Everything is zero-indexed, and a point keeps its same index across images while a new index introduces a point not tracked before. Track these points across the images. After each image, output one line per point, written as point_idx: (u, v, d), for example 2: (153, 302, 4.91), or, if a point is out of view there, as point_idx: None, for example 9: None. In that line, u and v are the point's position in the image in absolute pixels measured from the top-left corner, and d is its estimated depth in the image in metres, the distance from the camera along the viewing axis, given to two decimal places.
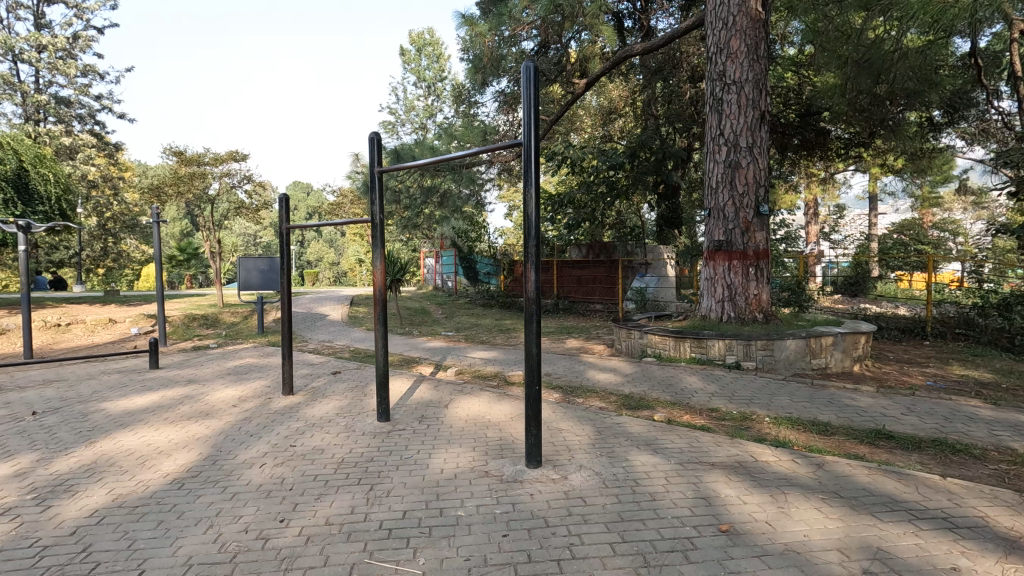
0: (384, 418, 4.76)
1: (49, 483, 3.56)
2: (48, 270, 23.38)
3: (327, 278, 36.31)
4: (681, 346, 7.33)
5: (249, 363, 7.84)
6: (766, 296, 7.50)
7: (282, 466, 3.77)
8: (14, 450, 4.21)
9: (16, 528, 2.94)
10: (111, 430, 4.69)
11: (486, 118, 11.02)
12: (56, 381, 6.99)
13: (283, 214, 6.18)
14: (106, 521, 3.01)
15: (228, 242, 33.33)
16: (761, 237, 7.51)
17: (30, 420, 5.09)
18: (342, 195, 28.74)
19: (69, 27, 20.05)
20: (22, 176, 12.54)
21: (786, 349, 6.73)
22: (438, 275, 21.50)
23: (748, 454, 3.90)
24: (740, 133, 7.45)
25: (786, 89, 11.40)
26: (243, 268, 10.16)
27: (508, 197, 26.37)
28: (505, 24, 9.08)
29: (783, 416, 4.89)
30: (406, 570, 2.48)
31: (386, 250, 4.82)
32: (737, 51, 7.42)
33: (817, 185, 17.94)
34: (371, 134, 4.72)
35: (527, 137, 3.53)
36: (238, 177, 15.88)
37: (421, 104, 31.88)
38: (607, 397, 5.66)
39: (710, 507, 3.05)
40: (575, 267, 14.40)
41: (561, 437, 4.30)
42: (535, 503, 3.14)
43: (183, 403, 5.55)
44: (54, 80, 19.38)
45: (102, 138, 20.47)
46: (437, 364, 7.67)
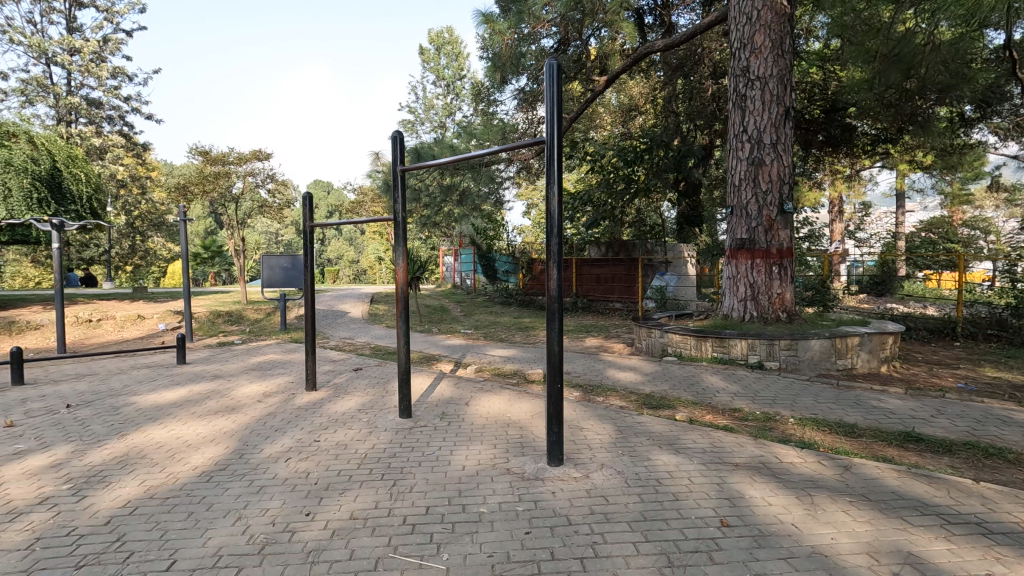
0: (406, 415, 4.79)
1: (84, 474, 3.67)
2: (80, 267, 24.06)
3: (347, 276, 36.52)
4: (702, 345, 7.25)
5: (272, 359, 7.96)
6: (790, 295, 7.36)
7: (307, 461, 3.83)
8: (50, 442, 4.35)
9: (53, 517, 3.04)
10: (142, 423, 4.82)
11: (505, 117, 10.97)
12: (88, 376, 7.19)
13: (306, 213, 6.27)
14: (139, 512, 3.09)
15: (251, 240, 33.88)
16: (785, 235, 7.38)
17: (64, 412, 5.26)
18: (362, 193, 28.99)
19: (100, 30, 20.56)
20: (56, 175, 12.92)
21: (810, 349, 6.62)
22: (458, 274, 21.65)
23: (772, 455, 3.85)
24: (764, 129, 7.33)
25: (810, 84, 11.20)
26: (266, 266, 10.32)
27: (527, 195, 26.29)
28: (525, 21, 9.14)
29: (808, 417, 4.83)
30: (430, 565, 2.50)
31: (408, 247, 4.83)
32: (761, 47, 7.31)
33: (842, 183, 17.59)
34: (394, 133, 4.77)
35: (550, 135, 3.52)
36: (261, 177, 16.18)
37: (440, 103, 32.02)
38: (627, 396, 5.62)
39: (735, 508, 3.02)
40: (594, 265, 14.35)
41: (582, 436, 4.29)
42: (556, 501, 3.14)
43: (210, 398, 5.67)
44: (85, 82, 19.89)
45: (131, 138, 20.99)
46: (457, 361, 7.72)
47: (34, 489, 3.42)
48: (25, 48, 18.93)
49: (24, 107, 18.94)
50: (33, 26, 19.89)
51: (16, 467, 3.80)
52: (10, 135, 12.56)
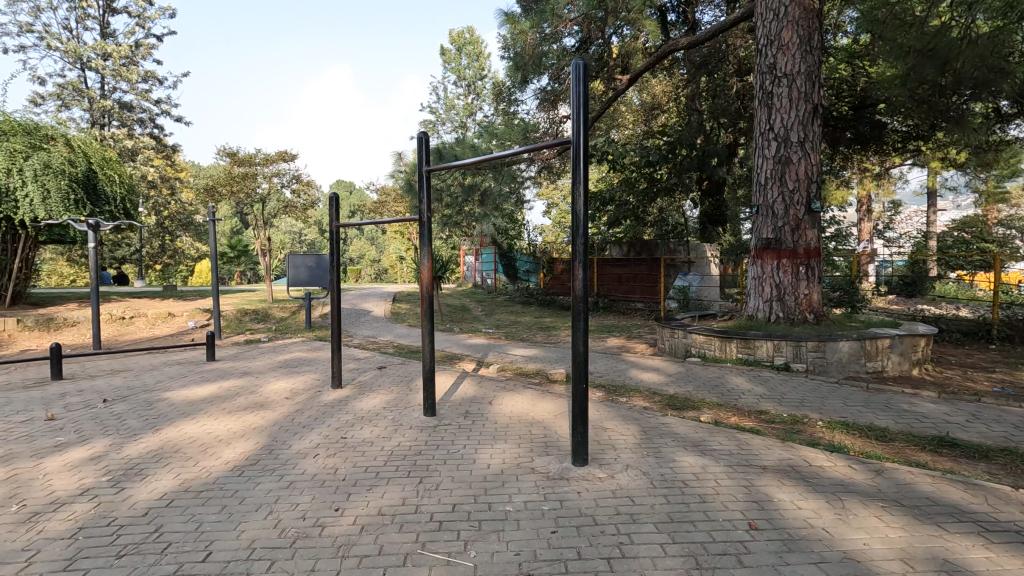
0: (430, 413, 4.84)
1: (122, 467, 3.79)
2: (113, 266, 24.83)
3: (369, 275, 36.90)
4: (727, 346, 7.16)
5: (299, 357, 8.11)
6: (817, 296, 7.22)
7: (334, 457, 3.89)
8: (89, 435, 4.50)
9: (94, 508, 3.14)
10: (174, 419, 4.95)
11: (526, 116, 10.90)
12: (122, 371, 7.41)
13: (333, 213, 6.37)
14: (174, 504, 3.18)
15: (276, 239, 34.48)
16: (813, 235, 7.24)
17: (101, 406, 5.44)
18: (384, 193, 29.24)
19: (131, 35, 21.11)
20: (92, 177, 13.37)
21: (838, 351, 6.49)
22: (478, 273, 21.79)
23: (801, 458, 3.79)
24: (791, 127, 7.22)
25: (839, 80, 10.95)
26: (292, 266, 10.50)
27: (547, 195, 26.10)
28: (548, 21, 9.13)
29: (838, 420, 4.74)
30: (458, 562, 2.53)
31: (433, 248, 4.86)
32: (788, 44, 7.19)
33: (870, 182, 17.22)
34: (420, 134, 4.82)
35: (576, 135, 3.52)
36: (286, 178, 16.51)
37: (461, 103, 32.15)
38: (651, 397, 5.59)
39: (764, 511, 2.99)
40: (616, 265, 14.38)
41: (607, 436, 4.29)
42: (582, 501, 3.14)
43: (239, 395, 5.80)
44: (117, 85, 20.45)
45: (161, 140, 21.58)
46: (480, 360, 7.78)
47: (75, 481, 3.54)
48: (61, 53, 19.58)
49: (60, 111, 19.60)
50: (69, 31, 20.56)
51: (58, 459, 3.94)
52: (48, 138, 12.99)
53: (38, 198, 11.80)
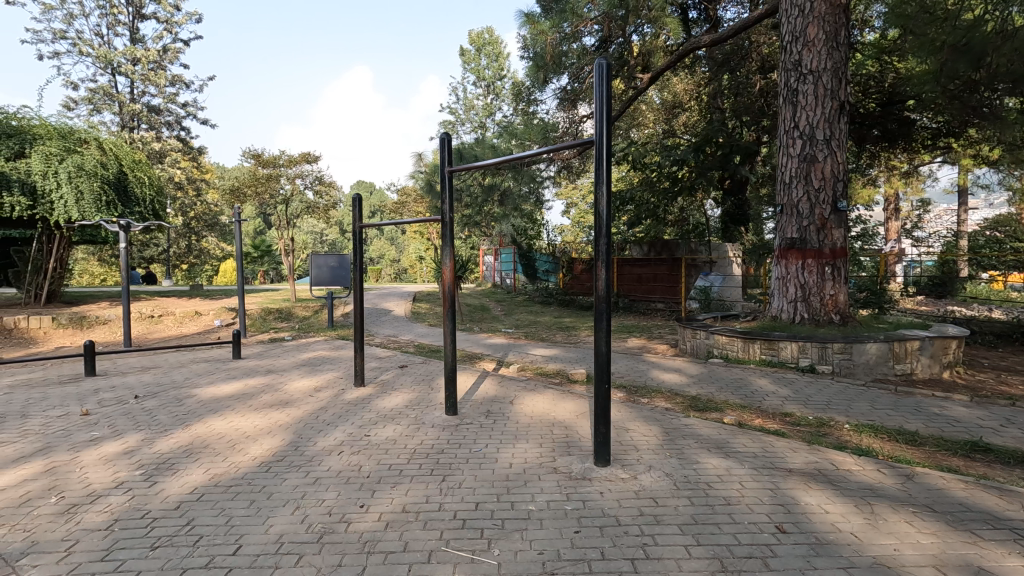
0: (452, 412, 4.87)
1: (154, 461, 3.89)
2: (141, 265, 25.43)
3: (389, 275, 37.19)
4: (750, 347, 7.06)
5: (322, 355, 8.23)
6: (843, 297, 7.08)
7: (359, 454, 3.95)
8: (122, 430, 4.64)
9: (129, 500, 3.24)
10: (203, 415, 5.07)
11: (546, 116, 10.82)
12: (151, 368, 7.60)
13: (356, 214, 6.45)
14: (205, 498, 3.26)
15: (299, 239, 35.04)
16: (839, 235, 7.10)
17: (133, 402, 5.59)
18: (404, 194, 29.47)
19: (159, 40, 21.66)
20: (123, 179, 13.75)
21: (866, 353, 6.36)
22: (497, 274, 21.87)
23: (828, 462, 3.73)
24: (817, 125, 7.09)
25: (866, 77, 10.75)
26: (315, 266, 10.61)
27: (565, 195, 25.91)
28: (568, 20, 9.09)
29: (865, 423, 4.65)
30: (482, 560, 2.55)
31: (455, 248, 4.89)
32: (814, 40, 7.07)
33: (898, 180, 16.83)
34: (443, 135, 4.85)
35: (599, 135, 3.52)
36: (309, 179, 16.75)
37: (481, 103, 32.23)
38: (673, 397, 5.55)
39: (790, 514, 2.95)
40: (636, 265, 14.24)
41: (629, 436, 4.28)
42: (605, 501, 3.14)
43: (265, 392, 5.92)
44: (146, 89, 20.95)
45: (187, 143, 22.09)
46: (500, 360, 7.81)
47: (110, 474, 3.66)
48: (92, 59, 20.17)
49: (91, 115, 20.20)
50: (101, 37, 21.18)
51: (93, 453, 4.07)
52: (82, 141, 13.35)
53: (72, 199, 12.19)
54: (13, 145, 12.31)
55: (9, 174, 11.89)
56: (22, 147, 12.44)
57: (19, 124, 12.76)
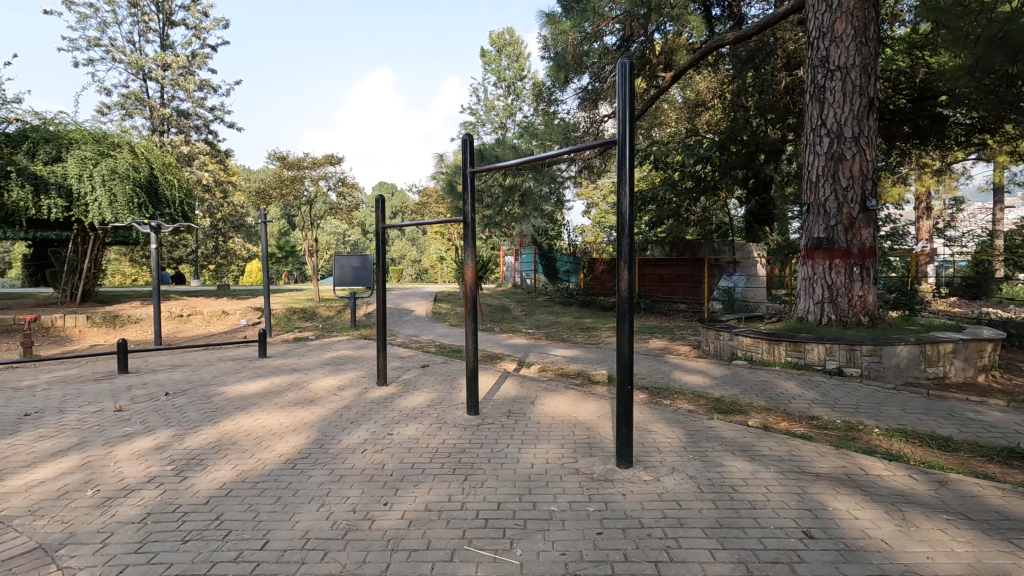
0: (473, 411, 4.89)
1: (184, 457, 3.99)
2: (171, 266, 26.07)
3: (410, 275, 37.48)
4: (775, 349, 6.94)
5: (345, 354, 8.34)
6: (872, 298, 6.92)
7: (382, 453, 3.99)
8: (153, 426, 4.76)
9: (160, 495, 3.33)
10: (231, 412, 5.18)
11: (566, 116, 10.78)
12: (181, 366, 7.78)
13: (379, 215, 6.52)
14: (233, 494, 3.33)
15: (322, 240, 35.56)
16: (868, 235, 6.94)
17: (163, 399, 5.74)
18: (425, 195, 29.70)
19: (188, 46, 22.22)
20: (153, 182, 14.13)
21: (896, 356, 6.21)
22: (517, 274, 21.89)
23: (857, 467, 3.65)
24: (845, 122, 6.95)
25: (896, 72, 10.46)
26: (338, 266, 10.74)
27: (586, 195, 25.80)
28: (590, 20, 9.02)
29: (896, 428, 4.53)
30: (504, 559, 2.55)
31: (477, 248, 4.91)
32: (842, 36, 6.92)
33: (930, 178, 16.37)
34: (464, 136, 4.87)
35: (622, 135, 3.50)
36: (333, 180, 16.99)
37: (501, 104, 32.30)
38: (696, 399, 5.49)
39: (818, 520, 2.90)
40: (658, 265, 14.11)
41: (651, 438, 4.24)
42: (627, 503, 3.12)
43: (290, 390, 6.02)
44: (175, 94, 21.49)
45: (215, 146, 22.61)
46: (521, 360, 7.81)
47: (143, 469, 3.76)
48: (125, 65, 20.77)
49: (124, 120, 20.80)
50: (132, 44, 21.80)
51: (126, 448, 4.19)
52: (115, 146, 13.74)
53: (106, 201, 12.58)
54: (50, 149, 12.72)
55: (47, 177, 12.30)
56: (59, 151, 12.86)
57: (56, 129, 13.18)
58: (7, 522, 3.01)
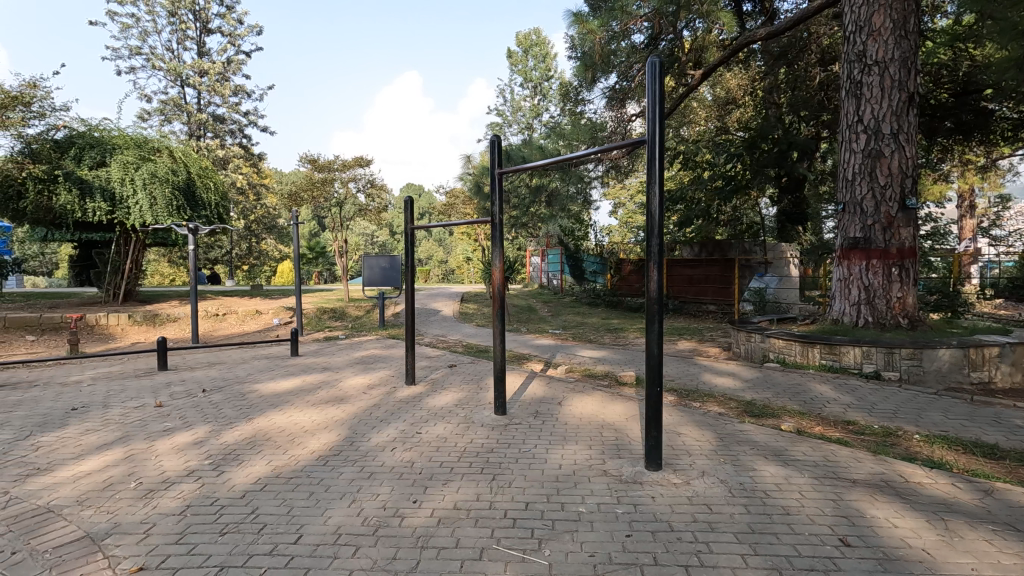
0: (500, 411, 4.90)
1: (220, 452, 4.10)
2: (207, 266, 26.87)
3: (437, 275, 37.82)
4: (808, 352, 6.76)
5: (374, 354, 8.48)
6: (912, 299, 6.69)
7: (411, 451, 4.04)
8: (192, 421, 4.92)
9: (199, 488, 3.44)
10: (265, 409, 5.31)
11: (594, 116, 10.72)
12: (217, 364, 8.02)
13: (407, 217, 6.59)
14: (267, 488, 3.42)
15: (352, 241, 36.17)
16: (908, 234, 6.71)
17: (200, 396, 5.93)
18: (452, 196, 29.93)
19: (224, 53, 22.86)
20: (191, 185, 14.59)
21: (938, 359, 6.00)
22: (544, 274, 21.88)
23: (896, 473, 3.54)
24: (883, 118, 6.74)
25: (938, 65, 10.09)
26: (367, 266, 10.89)
27: (613, 194, 25.58)
28: (618, 18, 8.94)
29: (937, 434, 4.38)
30: (532, 560, 2.56)
31: (505, 249, 4.92)
32: (880, 29, 6.72)
33: (974, 175, 15.76)
34: (492, 137, 4.90)
35: (651, 134, 3.47)
36: (362, 182, 17.24)
37: (528, 104, 32.33)
38: (726, 402, 5.40)
39: (854, 527, 2.82)
40: (687, 265, 13.93)
41: (680, 441, 4.19)
42: (657, 506, 3.09)
43: (321, 388, 6.14)
44: (211, 100, 22.14)
45: (249, 150, 23.23)
46: (548, 361, 7.79)
47: (182, 463, 3.89)
48: (164, 72, 21.51)
49: (163, 125, 21.55)
50: (171, 52, 22.55)
51: (167, 442, 4.34)
52: (155, 150, 14.22)
53: (146, 204, 13.03)
54: (95, 155, 13.22)
55: (92, 181, 12.79)
56: (103, 157, 13.35)
57: (101, 135, 13.70)
58: (58, 511, 3.15)
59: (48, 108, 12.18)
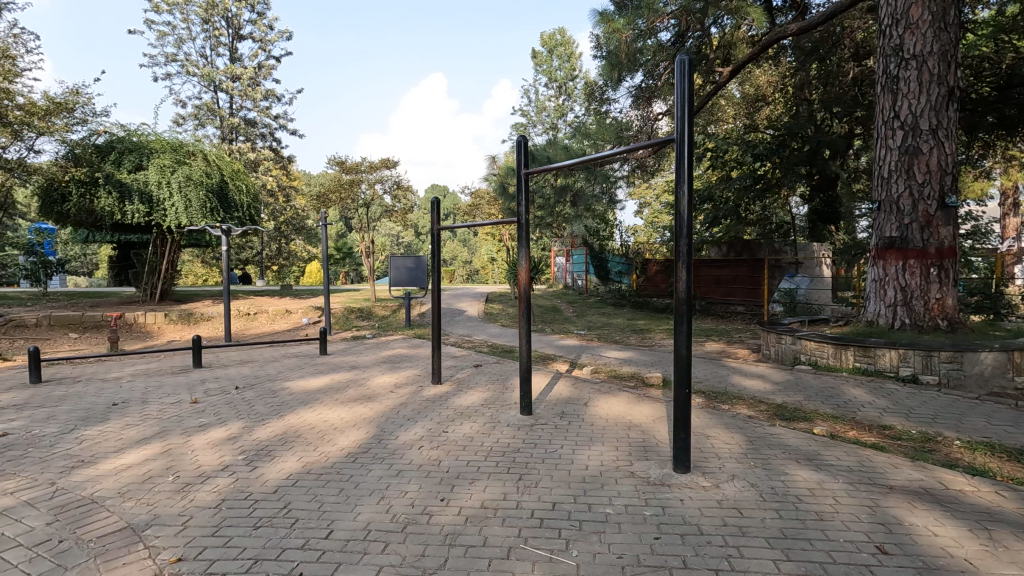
0: (526, 411, 4.90)
1: (253, 448, 4.21)
2: (238, 267, 27.53)
3: (461, 276, 38.01)
4: (842, 354, 6.58)
5: (401, 353, 8.58)
6: (951, 301, 6.47)
7: (438, 450, 4.07)
8: (225, 417, 5.05)
9: (233, 482, 3.54)
10: (295, 406, 5.42)
11: (619, 114, 10.64)
12: (249, 362, 8.22)
13: (433, 217, 6.64)
14: (299, 484, 3.50)
15: (378, 241, 36.66)
16: (947, 233, 6.49)
17: (234, 393, 6.08)
18: (477, 197, 30.06)
19: (255, 58, 23.40)
20: (224, 188, 15.00)
21: (979, 363, 5.79)
22: (569, 274, 21.80)
23: (936, 480, 3.42)
24: (921, 114, 6.53)
25: (979, 58, 9.76)
26: (393, 267, 11.01)
27: (639, 194, 25.34)
28: (644, 16, 8.85)
29: (979, 440, 4.22)
30: (560, 560, 2.56)
31: (531, 249, 4.92)
32: (917, 22, 6.52)
33: (1019, 171, 15.12)
34: (518, 138, 4.92)
35: (679, 132, 3.43)
36: (389, 184, 17.46)
37: (552, 105, 32.27)
38: (756, 405, 5.31)
39: (891, 535, 2.74)
40: (714, 266, 13.73)
41: (709, 443, 4.13)
42: (686, 509, 3.06)
43: (350, 387, 6.24)
44: (243, 104, 22.67)
45: (278, 152, 23.72)
46: (573, 362, 7.76)
47: (217, 458, 4.00)
48: (198, 78, 22.14)
49: (197, 129, 22.18)
50: (205, 58, 23.18)
51: (202, 438, 4.46)
52: (190, 154, 14.65)
53: (182, 206, 13.45)
54: (133, 159, 13.68)
55: (131, 184, 13.26)
56: (141, 160, 13.81)
57: (139, 140, 14.18)
58: (101, 502, 3.28)
59: (90, 113, 12.68)
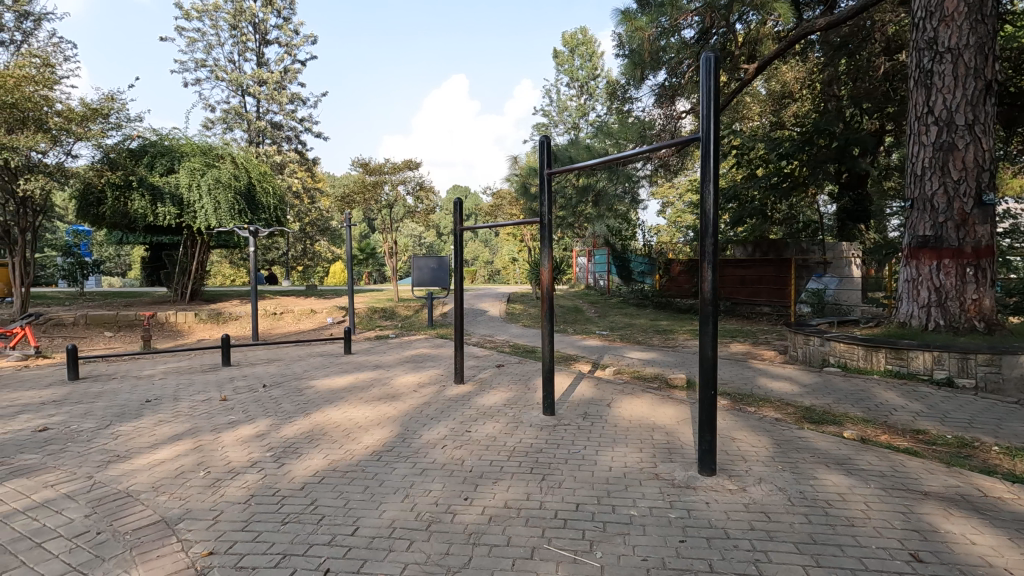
0: (549, 412, 4.90)
1: (281, 445, 4.29)
2: (264, 267, 28.08)
3: (483, 277, 38.11)
4: (873, 356, 6.42)
5: (423, 353, 8.63)
6: (989, 301, 6.26)
7: (461, 450, 4.09)
8: (254, 415, 5.16)
9: (261, 478, 3.61)
10: (321, 405, 5.50)
11: (642, 113, 10.56)
12: (276, 361, 8.38)
13: (455, 219, 6.67)
14: (325, 481, 3.55)
15: (400, 242, 37.02)
16: (984, 231, 6.28)
17: (261, 391, 6.20)
18: (499, 197, 30.12)
19: (281, 62, 23.85)
20: (251, 189, 15.34)
21: (1018, 366, 5.59)
22: (591, 275, 21.70)
23: (973, 487, 3.31)
24: (956, 109, 6.33)
25: (1019, 50, 9.41)
26: (416, 267, 11.10)
27: (662, 194, 25.08)
28: (667, 14, 8.76)
29: (1019, 446, 4.08)
30: (584, 561, 2.55)
31: (553, 249, 4.91)
32: (952, 14, 6.33)
33: None
34: (541, 139, 4.93)
35: (705, 130, 3.39)
36: (411, 185, 17.61)
37: (574, 104, 32.16)
38: (783, 407, 5.21)
39: (926, 542, 2.67)
40: (739, 266, 13.51)
41: (735, 446, 4.07)
42: (711, 512, 3.02)
43: (374, 386, 6.31)
44: (269, 108, 23.11)
45: (303, 155, 24.12)
46: (596, 362, 7.73)
47: (246, 454, 4.08)
48: (227, 83, 22.65)
49: (225, 133, 22.69)
50: (233, 63, 23.70)
51: (231, 435, 4.57)
52: (219, 157, 15.01)
53: (211, 208, 13.80)
54: (165, 162, 14.07)
55: (163, 187, 13.65)
56: (172, 164, 14.20)
57: (170, 144, 14.57)
58: (136, 496, 3.38)
59: (124, 119, 13.06)
